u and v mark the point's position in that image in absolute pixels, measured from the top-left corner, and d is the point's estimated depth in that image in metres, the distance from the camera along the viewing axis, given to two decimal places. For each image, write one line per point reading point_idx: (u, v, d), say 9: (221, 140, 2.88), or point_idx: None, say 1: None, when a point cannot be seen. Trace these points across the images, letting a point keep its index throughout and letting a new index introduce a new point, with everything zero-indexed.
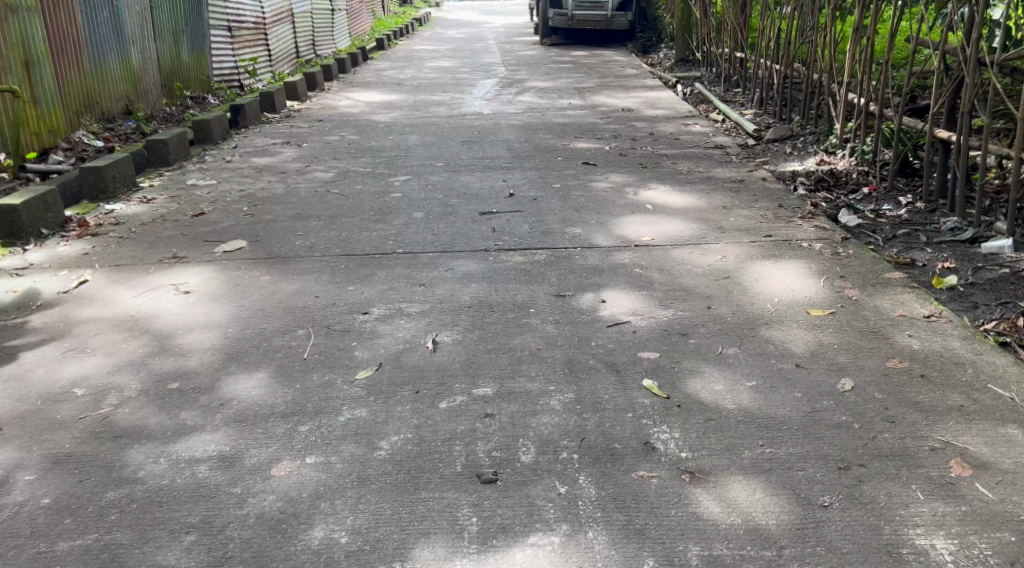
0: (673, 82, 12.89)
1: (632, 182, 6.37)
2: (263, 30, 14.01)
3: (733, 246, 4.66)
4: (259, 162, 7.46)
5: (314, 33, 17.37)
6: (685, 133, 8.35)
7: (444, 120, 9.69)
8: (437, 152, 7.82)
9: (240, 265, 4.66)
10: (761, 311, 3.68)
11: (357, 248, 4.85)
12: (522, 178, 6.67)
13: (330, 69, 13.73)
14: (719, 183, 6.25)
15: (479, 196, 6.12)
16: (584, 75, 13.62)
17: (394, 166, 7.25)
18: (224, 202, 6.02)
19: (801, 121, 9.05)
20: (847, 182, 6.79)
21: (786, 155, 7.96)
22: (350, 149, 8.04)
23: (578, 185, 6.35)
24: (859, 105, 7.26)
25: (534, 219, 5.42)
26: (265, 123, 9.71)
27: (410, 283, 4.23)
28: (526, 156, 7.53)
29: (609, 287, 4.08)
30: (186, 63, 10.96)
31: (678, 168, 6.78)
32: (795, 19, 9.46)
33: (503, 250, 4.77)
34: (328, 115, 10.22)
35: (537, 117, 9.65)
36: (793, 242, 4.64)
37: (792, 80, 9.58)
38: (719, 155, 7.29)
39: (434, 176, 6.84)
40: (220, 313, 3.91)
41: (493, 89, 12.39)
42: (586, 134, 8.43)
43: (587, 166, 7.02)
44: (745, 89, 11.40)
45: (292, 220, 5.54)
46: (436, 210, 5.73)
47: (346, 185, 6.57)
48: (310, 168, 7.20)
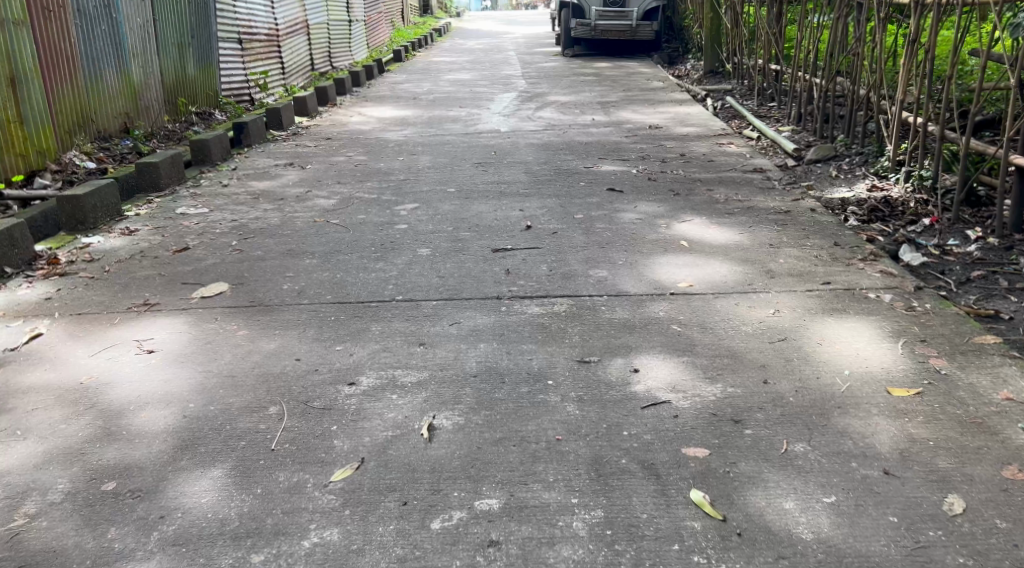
0: (702, 96, 12.24)
1: (663, 213, 5.72)
2: (276, 42, 13.50)
3: (786, 297, 4.03)
4: (257, 187, 6.89)
5: (330, 45, 16.85)
6: (720, 154, 7.69)
7: (459, 139, 9.11)
8: (448, 176, 7.24)
9: (217, 315, 3.99)
10: (829, 390, 3.06)
11: (350, 294, 4.25)
12: (540, 207, 6.05)
13: (342, 82, 13.19)
14: (761, 214, 5.58)
15: (493, 228, 5.51)
16: (608, 89, 12.99)
17: (402, 192, 6.66)
18: (213, 235, 5.43)
19: (845, 139, 8.40)
20: (903, 212, 6.19)
21: (831, 178, 7.33)
22: (356, 171, 7.47)
23: (603, 215, 5.71)
24: (915, 125, 6.65)
25: (554, 257, 4.80)
26: (271, 141, 9.16)
27: (408, 341, 3.62)
28: (546, 180, 6.90)
29: (643, 353, 3.45)
30: (193, 77, 10.45)
31: (713, 196, 6.12)
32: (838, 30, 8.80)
33: (517, 297, 4.15)
34: (339, 133, 9.69)
35: (559, 136, 9.04)
36: (856, 294, 4.02)
37: (833, 95, 8.93)
38: (759, 180, 6.64)
39: (444, 204, 6.25)
40: (182, 383, 3.25)
41: (513, 103, 11.83)
42: (611, 155, 7.79)
43: (612, 193, 6.38)
44: (780, 104, 10.75)
45: (284, 257, 4.96)
46: (443, 246, 5.12)
47: (348, 214, 5.99)
48: (311, 194, 6.63)
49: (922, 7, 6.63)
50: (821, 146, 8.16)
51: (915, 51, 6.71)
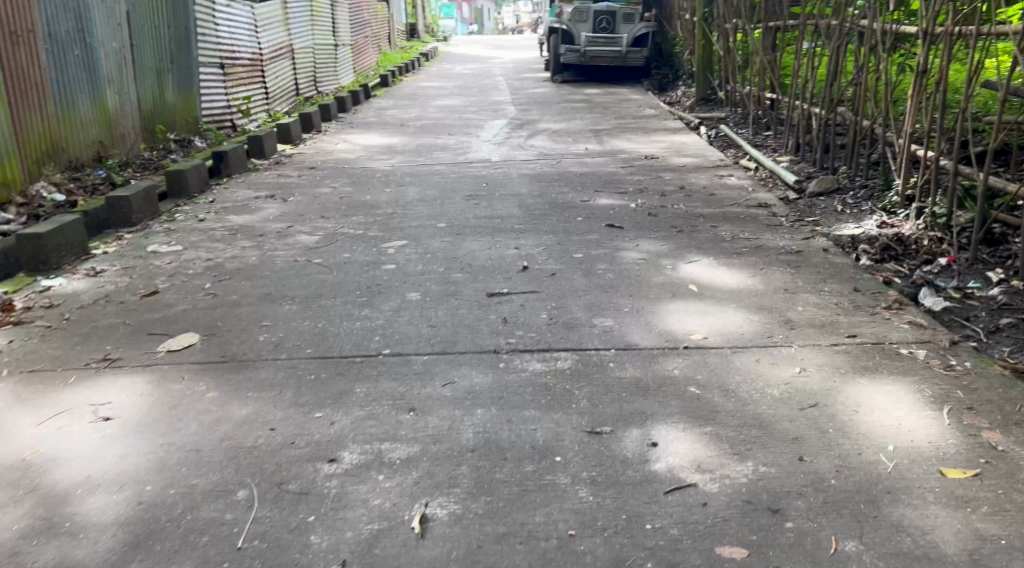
0: (695, 123, 11.96)
1: (668, 252, 5.38)
2: (259, 67, 13.16)
3: (810, 354, 3.68)
4: (235, 221, 6.52)
5: (315, 69, 16.53)
6: (721, 187, 7.37)
7: (449, 169, 8.78)
8: (438, 210, 6.89)
9: (184, 373, 3.59)
10: (874, 470, 2.74)
11: (332, 347, 3.87)
12: (536, 245, 5.71)
13: (327, 108, 12.85)
14: (772, 254, 5.25)
15: (486, 269, 5.16)
16: (599, 116, 12.70)
17: (390, 228, 6.31)
18: (185, 277, 5.05)
19: (848, 170, 8.10)
20: (917, 251, 5.88)
21: (837, 213, 7.01)
22: (341, 204, 7.11)
23: (604, 255, 5.36)
24: (926, 159, 6.35)
25: (555, 303, 4.45)
26: (252, 171, 8.80)
27: (397, 406, 3.24)
28: (541, 215, 6.56)
29: (660, 421, 3.09)
30: (172, 102, 10.09)
31: (718, 233, 5.79)
32: (840, 57, 8.53)
33: (516, 350, 3.79)
34: (323, 161, 9.33)
35: (551, 166, 8.71)
36: (887, 349, 3.67)
37: (834, 124, 8.65)
38: (764, 216, 6.31)
39: (434, 241, 5.90)
40: (139, 459, 2.87)
41: (503, 131, 11.53)
42: (608, 188, 7.46)
43: (612, 229, 6.03)
44: (777, 132, 10.49)
45: (262, 302, 4.59)
46: (434, 289, 4.76)
47: (332, 251, 5.64)
48: (292, 229, 6.26)
49: (932, 36, 6.38)
50: (824, 177, 7.86)
51: (926, 81, 6.44)
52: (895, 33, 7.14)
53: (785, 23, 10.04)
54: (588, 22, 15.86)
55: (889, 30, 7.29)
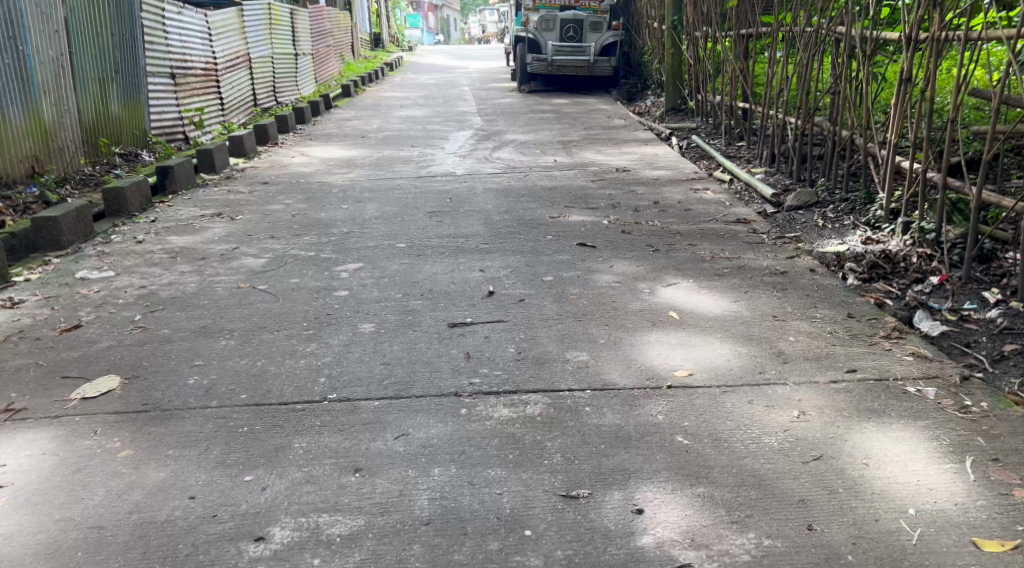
0: (666, 134, 11.65)
1: (644, 274, 4.99)
2: (214, 77, 12.64)
3: (807, 392, 3.29)
4: (177, 244, 6.05)
5: (274, 78, 16.03)
6: (697, 202, 7.00)
7: (411, 183, 8.35)
8: (398, 228, 6.45)
9: (96, 427, 3.12)
10: (894, 543, 2.39)
11: (272, 392, 3.42)
12: (502, 266, 5.30)
13: (285, 119, 12.36)
14: (755, 276, 4.87)
15: (448, 295, 4.73)
16: (568, 127, 12.35)
17: (345, 249, 5.87)
18: (113, 307, 4.57)
19: (827, 183, 7.76)
20: (907, 269, 5.50)
21: (818, 228, 6.67)
22: (293, 223, 6.65)
23: (575, 278, 4.97)
24: (913, 171, 5.99)
25: (522, 333, 4.04)
26: (202, 186, 8.31)
27: (339, 465, 2.80)
28: (508, 233, 6.15)
29: (643, 480, 2.69)
30: (117, 114, 9.60)
31: (696, 252, 5.42)
32: (816, 65, 8.21)
33: (480, 393, 3.36)
34: (277, 176, 8.86)
35: (518, 180, 8.32)
36: (892, 386, 3.28)
37: (811, 135, 8.32)
38: (744, 233, 5.95)
39: (392, 263, 5.46)
40: (26, 541, 2.48)
41: (468, 142, 11.13)
42: (578, 203, 7.09)
43: (583, 248, 5.63)
44: (750, 143, 10.18)
45: (196, 337, 4.13)
46: (391, 319, 4.31)
47: (280, 276, 5.19)
48: (238, 251, 5.81)
49: (915, 43, 6.07)
50: (802, 190, 7.52)
51: (910, 90, 6.10)
52: (873, 40, 6.84)
53: (756, 31, 9.75)
54: (554, 31, 15.46)
55: (867, 37, 6.97)
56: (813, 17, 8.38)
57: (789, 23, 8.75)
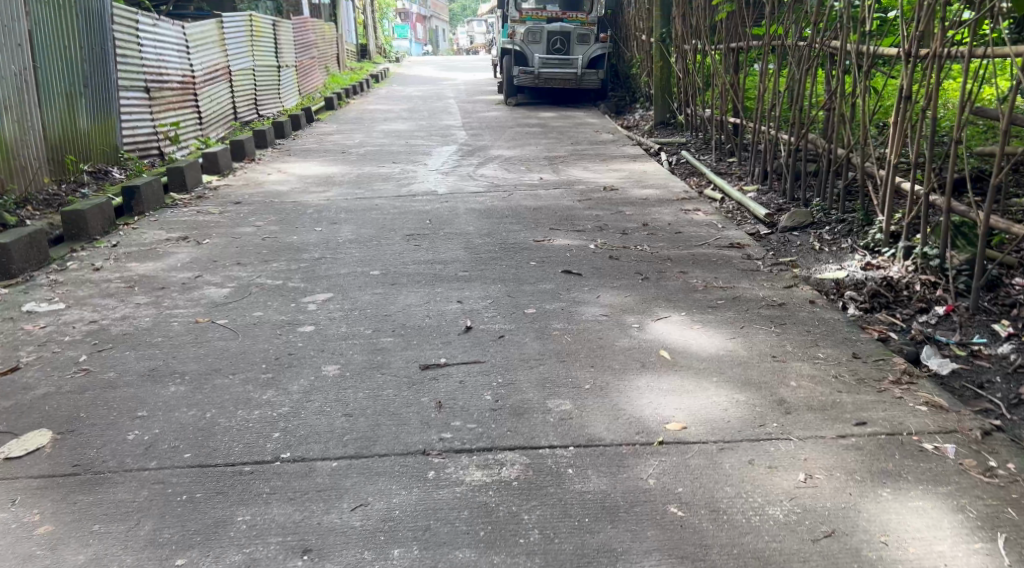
0: (655, 149, 11.37)
1: (633, 305, 4.67)
2: (191, 90, 12.29)
3: (815, 448, 2.95)
4: (137, 271, 5.71)
5: (256, 90, 15.69)
6: (687, 224, 6.69)
7: (390, 203, 8.02)
8: (373, 253, 6.12)
9: (16, 498, 2.82)
10: None
11: (219, 450, 3.09)
12: (481, 297, 4.97)
13: (263, 134, 12.01)
14: (751, 308, 4.56)
15: (422, 330, 4.38)
16: (554, 142, 12.04)
17: (314, 277, 5.53)
18: (58, 346, 4.24)
19: (821, 202, 7.45)
20: (910, 298, 5.18)
21: (814, 252, 6.36)
22: (263, 247, 6.31)
23: (559, 310, 4.64)
24: (915, 193, 5.67)
25: (499, 376, 3.69)
26: (171, 207, 7.98)
27: (286, 546, 2.54)
28: (489, 259, 5.82)
29: (632, 563, 2.45)
30: (86, 130, 9.24)
31: (688, 280, 5.10)
32: (810, 80, 7.91)
33: (450, 451, 3.02)
34: (251, 195, 8.52)
35: (502, 199, 8.01)
36: (908, 443, 2.94)
37: (804, 152, 8.01)
38: (737, 258, 5.62)
39: (364, 294, 5.12)
40: None
41: (452, 158, 10.81)
42: (564, 225, 6.78)
43: (568, 276, 5.30)
44: (741, 159, 9.88)
45: (143, 382, 3.78)
46: (357, 360, 3.97)
47: (243, 309, 4.85)
48: (201, 280, 5.48)
49: (915, 59, 5.77)
50: (796, 211, 7.22)
51: (910, 107, 5.80)
52: (869, 55, 6.55)
53: (745, 43, 9.47)
54: (541, 43, 15.19)
55: (864, 53, 6.68)
56: (805, 30, 8.10)
57: (781, 36, 8.46)
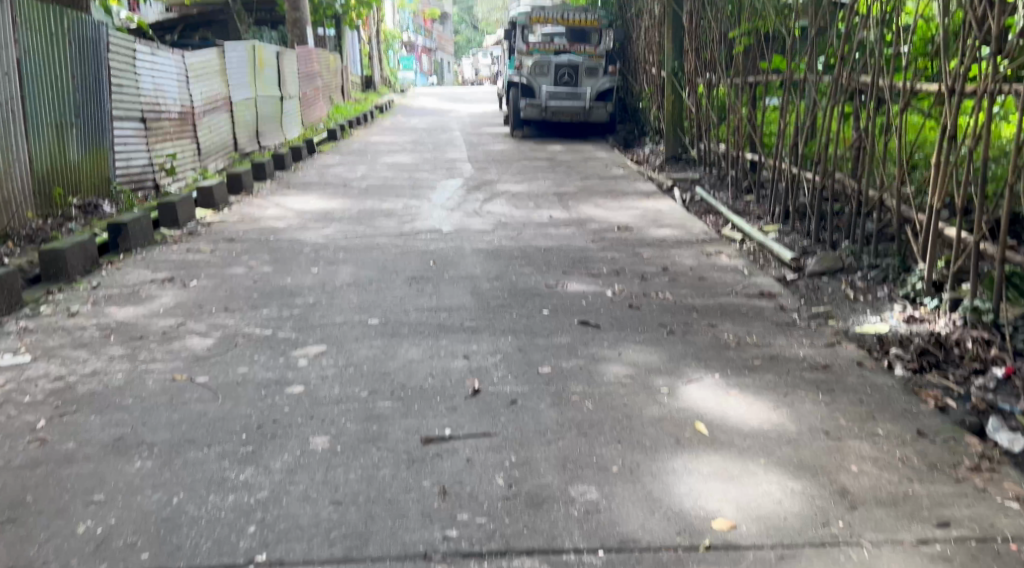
0: (669, 185, 10.93)
1: (659, 364, 4.19)
2: (190, 120, 11.92)
3: (893, 558, 2.53)
4: (115, 317, 5.27)
5: (258, 121, 15.33)
6: (711, 269, 6.23)
7: (391, 241, 7.58)
8: (373, 298, 5.67)
9: None
10: None
11: (184, 548, 2.65)
12: (490, 351, 4.49)
13: (262, 166, 11.60)
14: (793, 370, 4.08)
15: (424, 393, 3.91)
16: (563, 177, 11.63)
17: (307, 326, 5.07)
18: (16, 407, 3.79)
19: (851, 245, 6.97)
20: (962, 356, 4.68)
21: (849, 301, 5.88)
22: (254, 291, 5.87)
23: (577, 369, 4.17)
24: (964, 240, 5.19)
25: (513, 454, 3.21)
26: (160, 244, 7.56)
27: None
28: (498, 307, 5.35)
29: None
30: (76, 161, 8.84)
31: (718, 335, 4.62)
32: (837, 116, 7.46)
33: (457, 556, 2.58)
34: (245, 232, 8.10)
35: (511, 238, 7.56)
36: (1005, 554, 2.53)
37: (831, 192, 7.55)
38: (770, 309, 5.16)
39: (361, 346, 4.64)
40: None
41: (457, 193, 10.39)
42: (577, 268, 6.33)
43: (586, 328, 4.84)
44: (760, 198, 9.42)
45: (105, 455, 3.31)
46: (351, 430, 3.49)
47: (226, 365, 4.39)
48: (183, 329, 5.03)
49: (960, 96, 5.34)
50: (825, 254, 6.76)
51: (958, 147, 5.33)
52: (906, 91, 6.13)
53: (763, 77, 9.07)
54: (549, 75, 14.85)
55: (900, 90, 6.25)
56: (831, 64, 7.68)
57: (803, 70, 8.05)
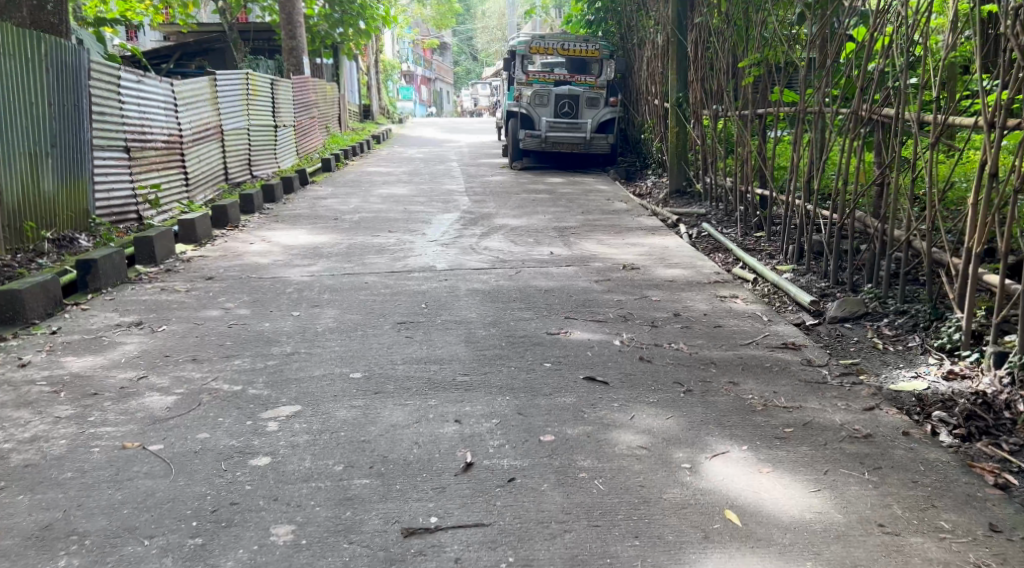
0: (673, 220, 10.43)
1: (678, 432, 3.69)
2: (178, 149, 11.44)
3: None
4: (70, 369, 4.78)
5: (250, 151, 14.89)
6: (726, 315, 5.73)
7: (381, 280, 7.09)
8: (357, 346, 5.16)
9: None
10: None
11: None
12: (485, 413, 3.97)
13: (250, 198, 11.13)
14: (831, 440, 3.58)
15: (408, 467, 3.39)
16: (564, 210, 11.17)
17: (283, 379, 4.56)
18: None
19: (874, 288, 6.44)
20: (1016, 419, 4.07)
21: (878, 352, 5.35)
22: (228, 337, 5.37)
23: (584, 438, 3.65)
24: (1010, 288, 4.66)
25: (511, 553, 2.77)
26: (132, 282, 7.06)
27: None
28: (494, 358, 4.83)
29: None
30: (50, 193, 8.37)
31: (741, 396, 4.11)
32: (856, 150, 6.97)
33: None
34: (226, 269, 7.61)
35: (509, 277, 7.07)
36: None
37: (849, 230, 7.02)
38: (796, 364, 4.65)
39: (339, 406, 4.11)
40: None
41: (452, 227, 9.92)
42: (581, 313, 5.84)
43: (592, 385, 4.32)
44: (771, 235, 8.91)
45: (25, 551, 2.85)
46: (321, 519, 3.00)
47: (185, 429, 3.87)
48: (143, 383, 4.54)
49: (1002, 131, 4.85)
50: (847, 298, 6.22)
51: (1001, 187, 4.83)
52: (936, 124, 5.67)
53: (773, 109, 8.61)
54: (548, 106, 14.52)
55: (930, 122, 5.78)
56: (847, 95, 7.21)
57: (816, 101, 7.57)
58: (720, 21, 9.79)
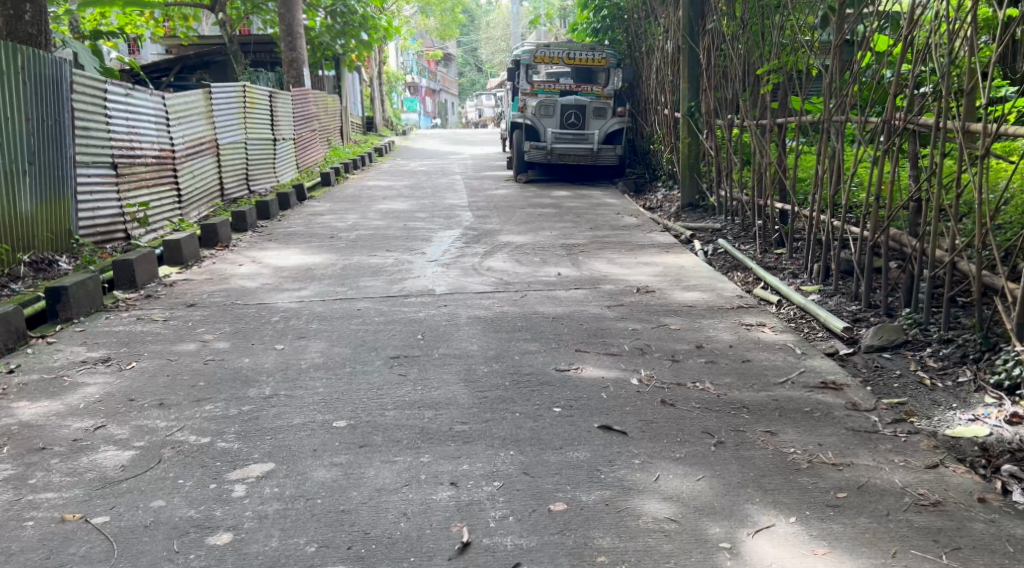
0: (687, 235, 9.88)
1: (712, 496, 3.18)
2: (168, 164, 10.89)
3: None
4: (20, 417, 4.24)
5: (246, 165, 14.36)
6: (755, 346, 5.19)
7: (375, 306, 6.55)
8: (343, 387, 4.61)
9: None
10: None
11: None
12: (486, 472, 3.43)
13: (242, 216, 10.61)
14: (894, 508, 3.08)
15: (395, 552, 2.88)
16: (571, 226, 10.62)
17: (257, 428, 4.02)
18: None
19: (913, 311, 5.85)
20: None
21: (926, 389, 4.79)
22: (200, 376, 4.82)
23: (603, 505, 3.13)
24: None
25: None
26: (107, 310, 6.54)
27: None
28: (496, 402, 4.25)
29: None
30: (27, 214, 7.86)
31: (782, 450, 3.56)
32: (887, 161, 6.39)
33: None
34: (210, 295, 7.08)
35: (514, 303, 6.53)
36: None
37: (882, 248, 6.44)
38: (840, 409, 4.09)
39: (318, 465, 3.57)
40: None
41: (452, 245, 9.38)
42: (594, 344, 5.28)
43: (609, 436, 3.78)
44: (793, 251, 8.34)
45: None
46: None
47: (140, 495, 3.35)
48: (98, 435, 3.99)
49: None
50: (885, 324, 5.64)
51: None
52: (984, 134, 5.12)
53: (793, 118, 8.04)
54: (554, 117, 13.92)
55: (974, 131, 5.22)
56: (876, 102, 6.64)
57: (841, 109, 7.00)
58: (735, 26, 9.23)
